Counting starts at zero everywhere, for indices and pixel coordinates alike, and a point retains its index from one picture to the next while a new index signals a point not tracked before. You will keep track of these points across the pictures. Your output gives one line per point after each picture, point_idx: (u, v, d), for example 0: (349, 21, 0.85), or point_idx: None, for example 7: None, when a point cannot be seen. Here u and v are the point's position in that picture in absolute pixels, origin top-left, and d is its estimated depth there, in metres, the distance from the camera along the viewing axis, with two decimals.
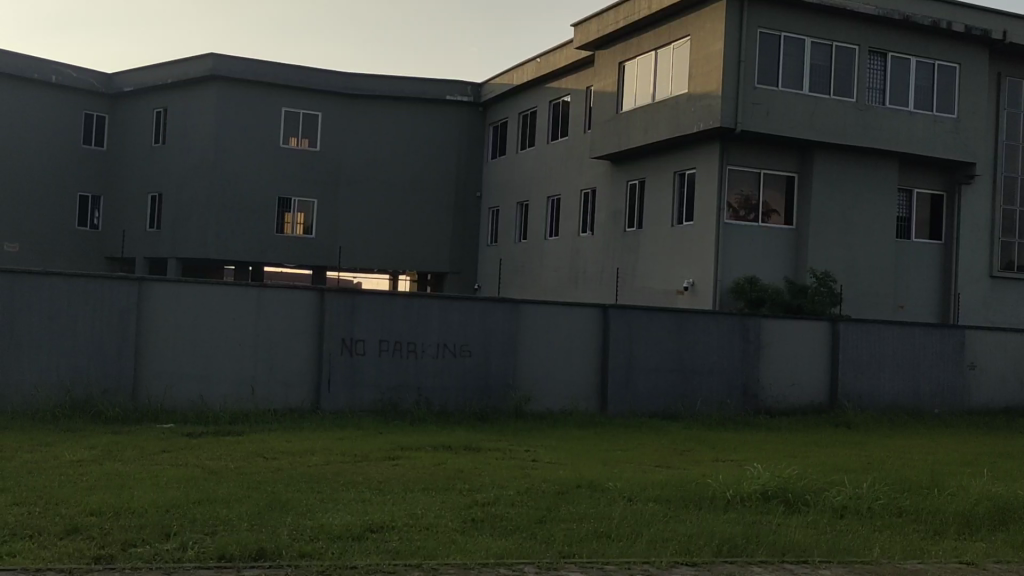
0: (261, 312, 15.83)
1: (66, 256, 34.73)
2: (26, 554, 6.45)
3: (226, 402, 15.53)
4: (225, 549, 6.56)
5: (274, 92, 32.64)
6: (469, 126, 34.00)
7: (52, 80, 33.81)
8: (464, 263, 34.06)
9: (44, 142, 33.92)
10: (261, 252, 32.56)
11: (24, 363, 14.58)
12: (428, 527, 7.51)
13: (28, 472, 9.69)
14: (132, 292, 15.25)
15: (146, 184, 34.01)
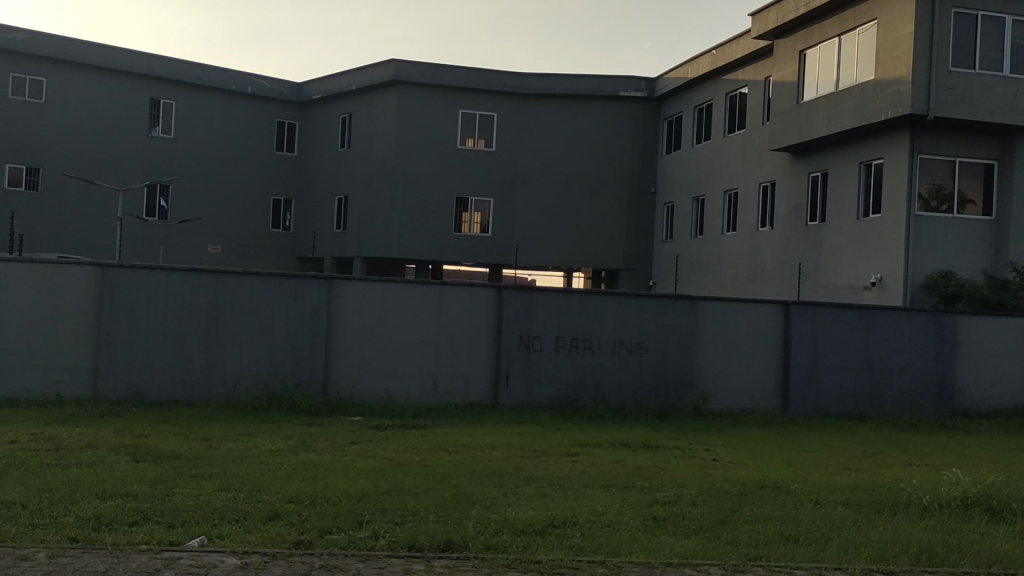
0: (442, 309, 16.28)
1: (262, 256, 36.86)
2: (233, 536, 6.91)
3: (411, 395, 16.06)
4: (414, 538, 6.81)
5: (451, 94, 33.47)
6: (643, 121, 33.75)
7: (248, 91, 35.97)
8: (640, 260, 33.80)
9: (241, 149, 36.12)
10: (440, 251, 33.48)
11: (227, 357, 15.58)
12: (610, 524, 7.53)
13: (232, 459, 10.36)
14: (323, 290, 16.00)
15: (333, 187, 35.62)
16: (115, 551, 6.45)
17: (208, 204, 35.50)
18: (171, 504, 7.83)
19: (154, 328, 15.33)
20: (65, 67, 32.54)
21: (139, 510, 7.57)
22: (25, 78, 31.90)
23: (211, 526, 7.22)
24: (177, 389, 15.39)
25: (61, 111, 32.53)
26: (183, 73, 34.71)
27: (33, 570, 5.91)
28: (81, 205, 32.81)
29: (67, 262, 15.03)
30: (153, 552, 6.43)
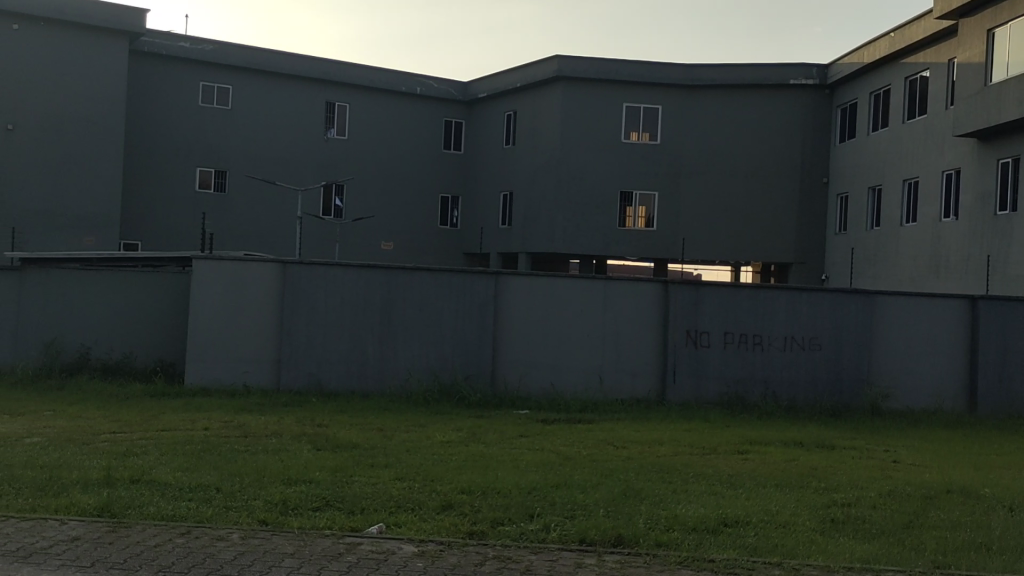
0: (607, 303, 16.26)
1: (431, 252, 37.86)
2: (410, 525, 7.13)
3: (577, 390, 16.12)
4: (585, 532, 6.84)
5: (615, 89, 33.39)
6: (815, 110, 32.59)
7: (417, 92, 37.04)
8: (812, 253, 32.62)
9: (411, 148, 37.20)
10: (605, 246, 33.48)
11: (400, 350, 16.09)
12: (785, 525, 7.33)
13: (406, 450, 10.71)
14: (490, 285, 16.28)
15: (498, 183, 36.14)
16: (302, 534, 6.78)
17: (380, 202, 36.76)
18: (350, 492, 8.16)
19: (332, 322, 16.01)
20: (249, 74, 34.31)
21: (321, 496, 7.93)
22: (213, 86, 33.76)
23: (389, 513, 7.49)
24: (353, 381, 16.01)
25: (246, 116, 34.30)
26: (356, 76, 36.05)
27: (229, 550, 6.29)
28: (264, 204, 34.68)
29: (252, 260, 15.89)
30: (335, 537, 6.72)
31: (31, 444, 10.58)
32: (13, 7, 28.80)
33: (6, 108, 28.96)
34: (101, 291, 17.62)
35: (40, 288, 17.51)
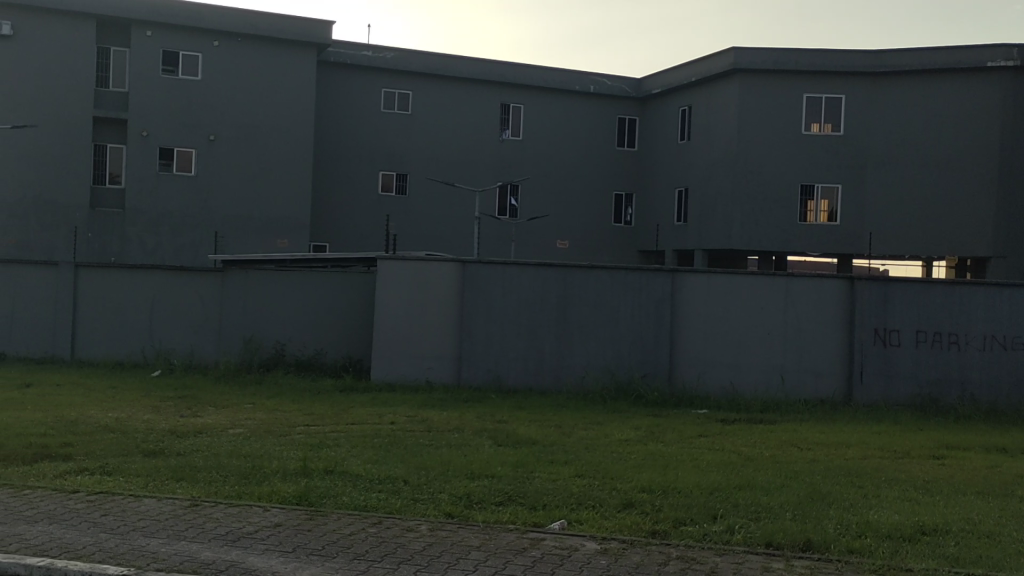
0: (789, 301, 15.79)
1: (607, 250, 37.87)
2: (591, 522, 7.18)
3: (757, 390, 15.73)
4: (771, 536, 6.68)
5: (794, 79, 32.39)
6: (1015, 93, 30.39)
7: (591, 91, 37.12)
8: (1013, 247, 30.41)
9: (585, 146, 37.35)
10: (784, 241, 32.56)
11: (577, 348, 16.17)
12: (990, 535, 6.90)
13: (584, 447, 10.77)
14: (667, 282, 16.13)
15: (673, 180, 35.71)
16: (487, 528, 6.94)
17: (555, 201, 37.07)
18: (532, 487, 8.29)
19: (510, 319, 16.28)
20: (427, 79, 35.28)
21: (503, 491, 8.09)
22: (394, 92, 34.96)
23: (571, 510, 7.56)
24: (531, 377, 16.22)
25: (425, 120, 35.33)
26: (530, 77, 36.48)
27: (419, 541, 6.52)
28: (443, 206, 35.64)
29: (432, 260, 16.39)
30: (520, 531, 6.84)
31: (234, 435, 11.30)
32: (213, 26, 30.76)
33: (208, 121, 30.99)
34: (295, 290, 18.60)
35: (240, 288, 18.66)
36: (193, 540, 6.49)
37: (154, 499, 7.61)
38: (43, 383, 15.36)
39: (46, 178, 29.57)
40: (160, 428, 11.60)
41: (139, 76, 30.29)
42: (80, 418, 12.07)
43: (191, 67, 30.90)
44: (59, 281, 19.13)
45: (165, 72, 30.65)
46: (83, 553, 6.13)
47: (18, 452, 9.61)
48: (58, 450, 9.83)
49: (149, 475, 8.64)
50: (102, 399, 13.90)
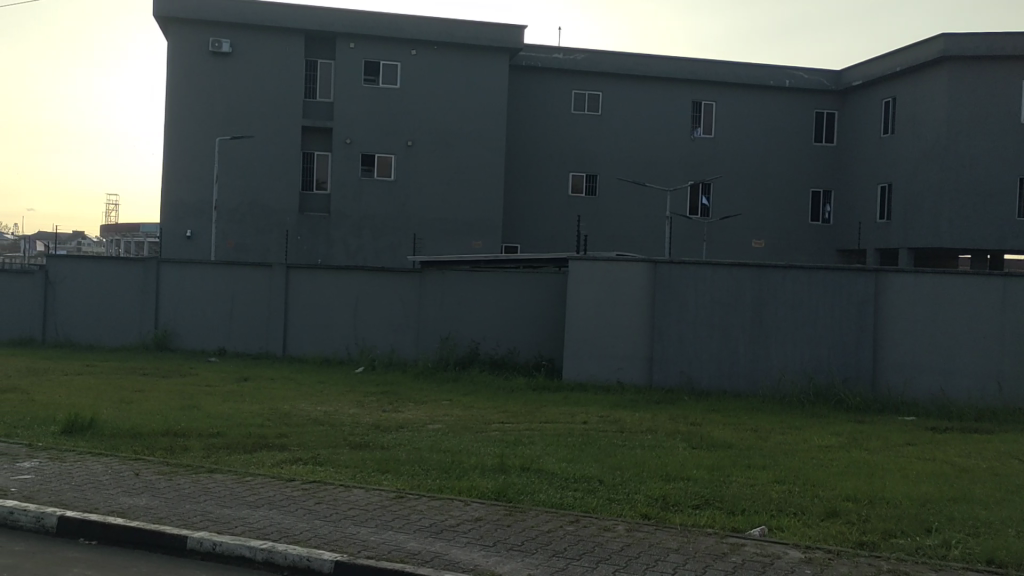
0: (1006, 302, 14.71)
1: (804, 250, 36.63)
2: (794, 530, 6.96)
3: (971, 398, 14.65)
4: (993, 553, 6.27)
5: (1012, 65, 30.30)
6: None
7: (786, 85, 35.99)
8: None
9: (780, 142, 36.27)
10: (1000, 239, 30.33)
11: (773, 350, 15.73)
12: None
13: (782, 452, 10.47)
14: (869, 283, 15.41)
15: (876, 175, 34.10)
16: (685, 531, 6.87)
17: (749, 199, 36.18)
18: (729, 492, 8.14)
19: (703, 321, 16.03)
20: (618, 79, 35.23)
21: (700, 494, 7.99)
22: (585, 94, 35.13)
23: (771, 516, 7.37)
24: (725, 380, 15.91)
25: (616, 121, 35.28)
26: (723, 73, 35.77)
27: (617, 541, 6.53)
28: (633, 206, 35.45)
29: (623, 260, 16.37)
30: (719, 535, 6.73)
31: (433, 430, 11.68)
32: (412, 35, 31.95)
33: (406, 127, 32.21)
34: (489, 290, 18.99)
35: (437, 288, 19.28)
36: (399, 530, 6.76)
37: (361, 489, 7.99)
38: (259, 378, 16.41)
39: (263, 185, 31.44)
40: (364, 422, 12.14)
41: (343, 86, 31.86)
42: (292, 411, 12.82)
43: (391, 75, 32.20)
44: (272, 282, 20.39)
45: (367, 81, 32.10)
46: (301, 537, 6.52)
47: (239, 441, 10.32)
48: (273, 440, 10.48)
49: (356, 466, 9.07)
50: (312, 394, 14.72)
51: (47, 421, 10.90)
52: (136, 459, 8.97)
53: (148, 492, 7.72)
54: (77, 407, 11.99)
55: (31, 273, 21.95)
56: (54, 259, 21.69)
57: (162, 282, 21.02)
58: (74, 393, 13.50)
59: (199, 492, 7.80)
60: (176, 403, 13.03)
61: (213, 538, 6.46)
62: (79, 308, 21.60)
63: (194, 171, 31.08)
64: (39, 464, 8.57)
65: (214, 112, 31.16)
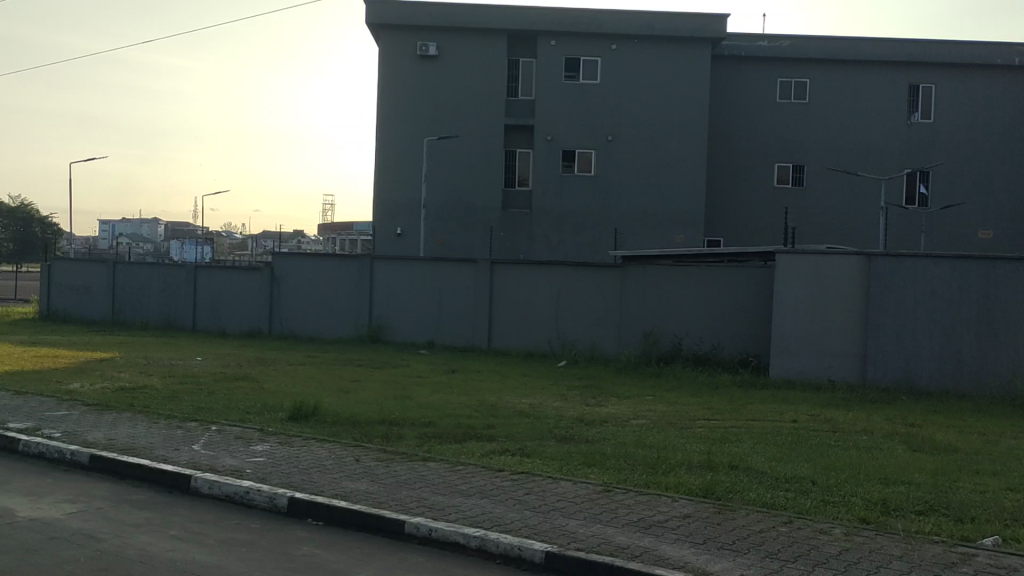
0: None
1: None
2: None
3: None
4: None
5: None
6: None
7: (1015, 63, 33.51)
8: None
9: (1009, 125, 33.79)
10: None
11: (1003, 348, 14.63)
12: None
13: (1014, 457, 9.74)
14: None
15: None
16: (907, 537, 6.52)
17: (974, 186, 33.89)
18: (956, 498, 7.66)
19: (923, 317, 15.14)
20: (828, 64, 33.84)
21: (923, 500, 7.56)
22: (791, 81, 34.01)
23: (1004, 526, 6.87)
24: (948, 380, 14.98)
25: (825, 109, 33.91)
26: (944, 53, 33.54)
27: (833, 545, 6.30)
28: (844, 196, 33.95)
29: (834, 253, 15.73)
30: (946, 544, 6.35)
31: (638, 425, 11.65)
32: (612, 30, 31.93)
33: (607, 122, 32.26)
34: (692, 284, 18.68)
35: (640, 283, 19.20)
36: (608, 524, 6.79)
37: (568, 481, 8.08)
38: (466, 370, 16.90)
39: (467, 183, 32.32)
40: (568, 415, 12.27)
41: (544, 83, 32.28)
42: (499, 403, 13.15)
43: (591, 71, 32.32)
44: (477, 277, 20.94)
45: (568, 77, 32.38)
46: (512, 527, 6.68)
47: (450, 430, 10.69)
48: (482, 431, 10.77)
49: (562, 459, 9.18)
50: (517, 386, 15.02)
51: (276, 408, 11.68)
52: (357, 446, 9.45)
53: (367, 478, 8.13)
54: (303, 395, 12.81)
55: (259, 270, 23.58)
56: (278, 257, 23.22)
57: (375, 277, 22.05)
58: (299, 381, 14.40)
59: (415, 479, 8.12)
60: (390, 392, 13.65)
61: (429, 524, 6.72)
62: (301, 302, 23.01)
63: (403, 171, 32.36)
64: (271, 448, 9.20)
65: (421, 113, 32.30)
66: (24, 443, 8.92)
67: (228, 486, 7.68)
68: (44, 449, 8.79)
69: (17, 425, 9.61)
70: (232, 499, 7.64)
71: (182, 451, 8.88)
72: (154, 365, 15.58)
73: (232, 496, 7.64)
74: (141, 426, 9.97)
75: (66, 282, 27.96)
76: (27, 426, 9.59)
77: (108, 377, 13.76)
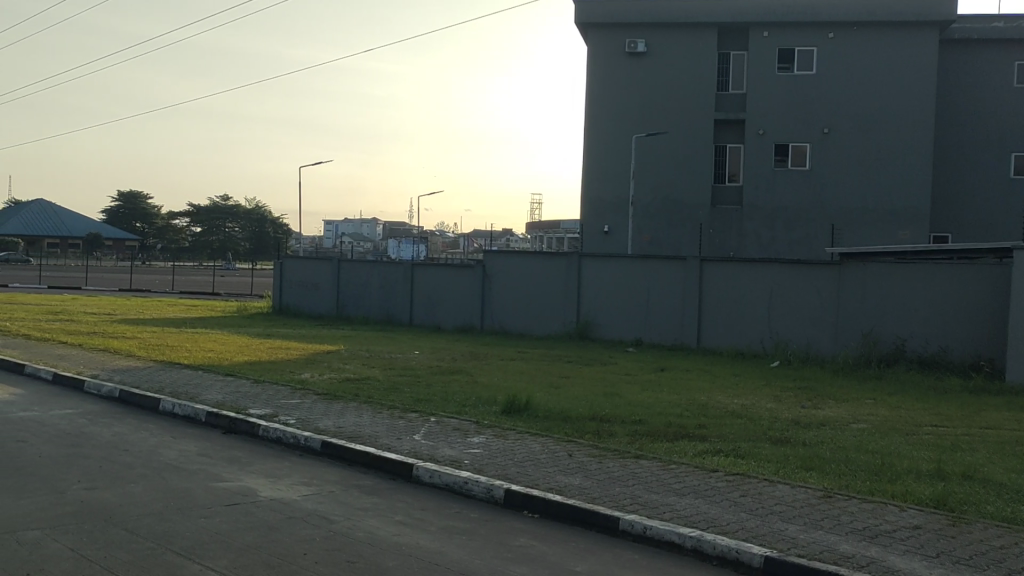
0: None
1: None
2: None
3: None
4: None
5: None
6: None
7: None
8: None
9: None
10: None
11: None
12: None
13: None
14: None
15: None
16: None
17: None
18: None
19: None
20: None
21: None
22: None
23: None
24: None
25: None
26: None
27: None
28: None
29: None
30: None
31: (858, 430, 11.13)
32: (829, 18, 30.67)
33: (822, 114, 31.04)
34: (916, 283, 17.65)
35: (859, 281, 18.34)
36: (830, 531, 6.54)
37: (787, 485, 7.84)
38: (676, 369, 16.71)
39: (675, 180, 31.98)
40: (783, 417, 11.91)
41: (757, 76, 31.42)
42: (709, 403, 12.92)
43: (807, 62, 31.18)
44: (686, 275, 20.66)
45: (782, 69, 31.38)
46: (729, 529, 6.57)
47: (662, 429, 10.59)
48: (694, 430, 10.63)
49: (779, 462, 8.91)
50: (728, 386, 14.72)
51: (491, 401, 11.99)
52: (570, 441, 9.57)
53: (581, 473, 8.21)
54: (516, 390, 13.10)
55: (472, 268, 24.28)
56: (490, 254, 23.82)
57: (584, 274, 22.20)
58: (512, 376, 14.74)
59: (628, 476, 8.14)
60: (601, 389, 13.73)
61: (644, 521, 6.71)
62: (511, 299, 23.51)
63: (611, 170, 32.41)
64: (486, 440, 9.47)
65: (629, 110, 32.23)
66: (263, 428, 9.60)
67: (448, 476, 7.98)
68: (281, 433, 9.43)
69: (257, 411, 10.36)
70: (451, 489, 7.92)
71: (404, 440, 9.29)
72: (375, 358, 16.39)
73: (451, 485, 7.93)
74: (367, 416, 10.51)
75: (296, 279, 29.87)
76: (266, 413, 10.32)
77: (335, 368, 14.62)
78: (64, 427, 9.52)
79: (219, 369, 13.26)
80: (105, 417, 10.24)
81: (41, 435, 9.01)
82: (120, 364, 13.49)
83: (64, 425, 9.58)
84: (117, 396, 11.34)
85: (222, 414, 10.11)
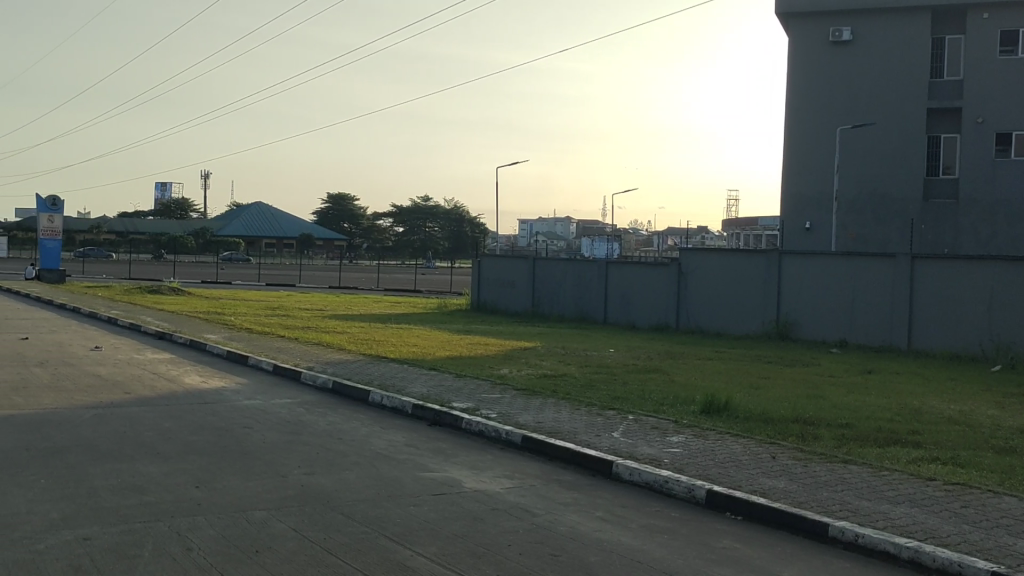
0: None
1: None
2: None
3: None
4: None
5: None
6: None
7: None
8: None
9: None
10: None
11: None
12: None
13: None
14: None
15: None
16: None
17: None
18: None
19: None
20: None
21: None
22: None
23: None
24: None
25: None
26: None
27: None
28: None
29: None
30: None
31: None
32: None
33: None
34: None
35: None
36: None
37: (1014, 497, 7.31)
38: (884, 371, 15.92)
39: (883, 174, 30.49)
40: (1006, 424, 11.13)
41: (976, 61, 29.44)
42: (923, 407, 12.23)
43: None
44: (898, 273, 19.58)
45: (1003, 53, 29.30)
46: (948, 541, 6.20)
47: (871, 434, 10.12)
48: (907, 436, 10.09)
49: (1005, 473, 8.31)
50: (944, 390, 13.90)
51: (689, 400, 11.84)
52: (772, 443, 9.31)
53: (786, 476, 7.97)
54: (714, 390, 12.88)
55: (667, 266, 24.02)
56: (686, 252, 23.52)
57: (784, 271, 21.54)
58: (709, 375, 14.51)
59: (837, 481, 7.84)
60: (803, 390, 13.29)
61: (855, 529, 6.43)
62: (707, 297, 23.08)
63: (813, 164, 31.28)
64: (686, 439, 9.36)
65: (833, 102, 31.01)
66: (466, 421, 9.88)
67: (648, 474, 7.94)
68: (483, 427, 9.67)
69: (460, 405, 10.67)
70: (651, 487, 7.88)
71: (603, 437, 9.32)
72: (571, 354, 16.53)
73: (652, 484, 7.88)
74: (566, 412, 10.61)
75: (493, 277, 30.56)
76: (468, 406, 10.62)
77: (533, 365, 14.85)
78: (285, 415, 10.15)
79: (422, 364, 13.75)
80: (320, 407, 10.85)
81: (264, 422, 9.64)
82: (332, 357, 14.24)
83: (285, 414, 10.20)
84: (331, 387, 11.99)
85: (428, 407, 10.48)
